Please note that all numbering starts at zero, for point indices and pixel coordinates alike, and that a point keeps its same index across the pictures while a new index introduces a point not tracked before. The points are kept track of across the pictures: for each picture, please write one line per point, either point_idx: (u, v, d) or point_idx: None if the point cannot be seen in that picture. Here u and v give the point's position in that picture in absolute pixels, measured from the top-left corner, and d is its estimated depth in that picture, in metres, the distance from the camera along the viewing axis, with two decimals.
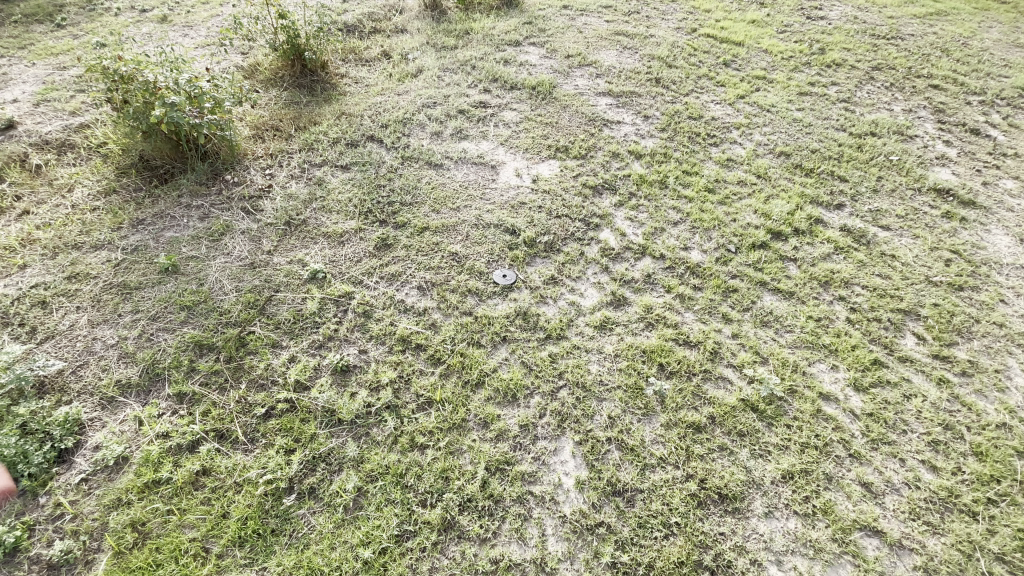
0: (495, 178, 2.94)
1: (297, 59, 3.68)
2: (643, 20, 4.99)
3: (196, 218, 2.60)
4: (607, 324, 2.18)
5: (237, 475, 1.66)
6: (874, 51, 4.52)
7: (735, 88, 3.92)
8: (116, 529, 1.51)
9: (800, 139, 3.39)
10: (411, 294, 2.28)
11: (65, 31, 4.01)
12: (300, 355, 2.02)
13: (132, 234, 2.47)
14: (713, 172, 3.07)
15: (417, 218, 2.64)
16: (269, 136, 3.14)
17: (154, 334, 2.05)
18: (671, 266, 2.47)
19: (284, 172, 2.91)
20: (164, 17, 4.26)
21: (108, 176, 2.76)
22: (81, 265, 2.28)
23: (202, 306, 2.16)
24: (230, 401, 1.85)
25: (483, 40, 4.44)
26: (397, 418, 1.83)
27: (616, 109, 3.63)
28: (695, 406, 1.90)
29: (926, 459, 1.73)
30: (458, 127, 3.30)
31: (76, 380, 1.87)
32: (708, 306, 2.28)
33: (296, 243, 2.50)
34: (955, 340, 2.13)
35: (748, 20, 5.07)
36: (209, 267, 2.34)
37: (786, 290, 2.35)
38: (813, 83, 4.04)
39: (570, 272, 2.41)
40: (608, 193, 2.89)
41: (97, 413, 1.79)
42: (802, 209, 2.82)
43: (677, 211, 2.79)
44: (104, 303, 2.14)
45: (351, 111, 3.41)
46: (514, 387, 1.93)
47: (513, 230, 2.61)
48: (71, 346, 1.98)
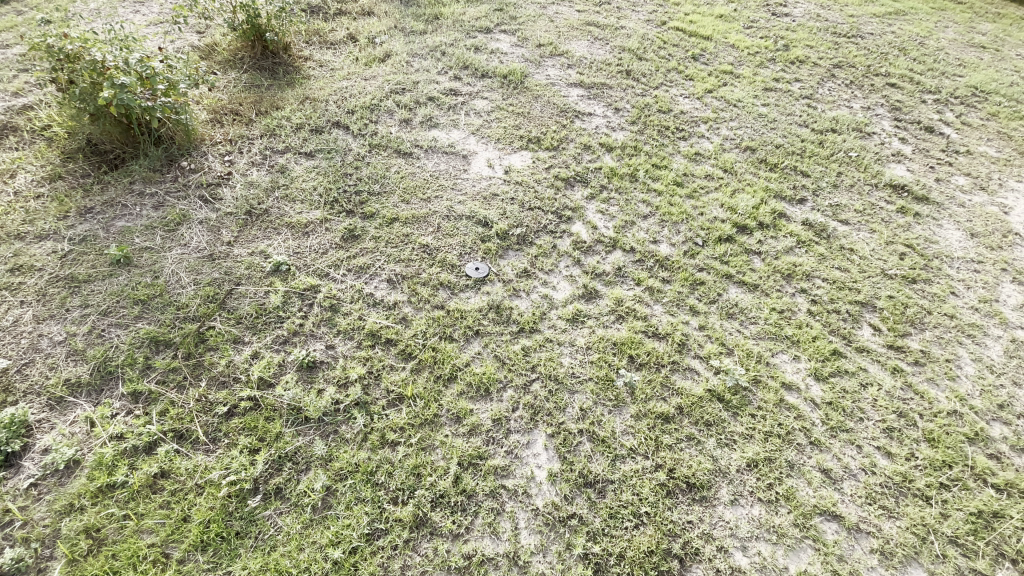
0: (466, 168, 2.89)
1: (258, 40, 3.51)
2: (614, 11, 4.99)
3: (150, 207, 2.46)
4: (579, 317, 2.19)
5: (198, 476, 1.59)
6: (835, 49, 4.66)
7: (703, 82, 3.98)
8: (68, 537, 1.43)
9: (765, 134, 3.47)
10: (380, 288, 2.23)
11: (0, 3, 3.71)
12: (263, 350, 1.95)
13: (79, 223, 2.32)
14: (682, 166, 3.11)
15: (386, 209, 2.58)
16: (228, 120, 3.00)
17: (107, 329, 1.94)
18: (641, 259, 2.50)
19: (245, 159, 2.78)
20: None
21: (53, 161, 2.58)
22: (24, 256, 2.13)
23: (158, 300, 2.06)
24: (190, 399, 1.78)
25: (453, 25, 4.34)
26: (367, 414, 1.80)
27: (588, 100, 3.63)
28: (664, 397, 1.94)
29: (881, 445, 1.82)
30: (428, 115, 3.23)
31: (21, 379, 1.75)
32: (677, 298, 2.32)
33: (258, 233, 2.40)
34: (908, 331, 2.24)
35: (716, 15, 5.14)
36: (165, 258, 2.22)
37: (752, 282, 2.41)
38: (778, 79, 4.13)
39: (542, 264, 2.40)
40: (579, 185, 2.89)
41: (45, 415, 1.68)
42: (766, 203, 2.90)
43: (647, 204, 2.82)
44: (51, 297, 2.00)
45: (316, 96, 3.29)
46: (486, 381, 1.92)
47: (485, 222, 2.58)
48: (15, 342, 1.85)
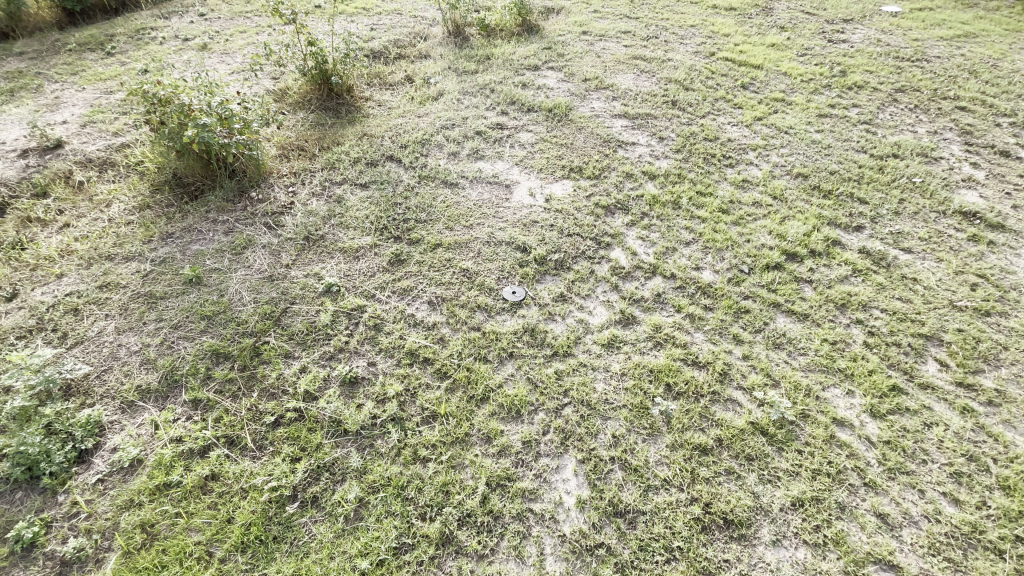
0: (508, 197, 2.99)
1: (324, 83, 3.85)
2: (661, 45, 5.07)
3: (221, 232, 2.71)
4: (615, 343, 2.18)
5: (244, 481, 1.70)
6: (897, 74, 4.47)
7: (753, 110, 3.93)
8: (127, 529, 1.57)
9: (818, 160, 3.36)
10: (421, 309, 2.32)
11: (113, 58, 4.33)
12: (311, 365, 2.07)
13: (161, 246, 2.60)
14: (728, 193, 3.06)
15: (431, 235, 2.70)
16: (295, 155, 3.28)
17: (175, 342, 2.13)
18: (681, 286, 2.46)
19: (306, 190, 3.02)
20: (204, 45, 4.55)
21: (144, 192, 2.94)
22: (112, 275, 2.41)
23: (221, 316, 2.24)
24: (243, 408, 1.91)
25: (503, 64, 4.57)
26: (402, 430, 1.85)
27: (632, 130, 3.67)
28: (702, 427, 1.86)
29: (946, 490, 1.66)
30: (475, 148, 3.39)
31: (100, 384, 1.96)
32: (719, 326, 2.25)
33: (313, 257, 2.57)
34: (980, 368, 2.05)
35: (768, 44, 5.09)
36: (230, 278, 2.43)
37: (801, 312, 2.31)
38: (833, 105, 4.01)
39: (579, 290, 2.42)
40: (620, 212, 2.91)
41: (117, 416, 1.87)
42: (819, 230, 2.78)
43: (690, 230, 2.78)
44: (130, 311, 2.24)
45: (373, 132, 3.54)
46: (518, 403, 1.93)
47: (524, 247, 2.64)
48: (98, 351, 2.08)
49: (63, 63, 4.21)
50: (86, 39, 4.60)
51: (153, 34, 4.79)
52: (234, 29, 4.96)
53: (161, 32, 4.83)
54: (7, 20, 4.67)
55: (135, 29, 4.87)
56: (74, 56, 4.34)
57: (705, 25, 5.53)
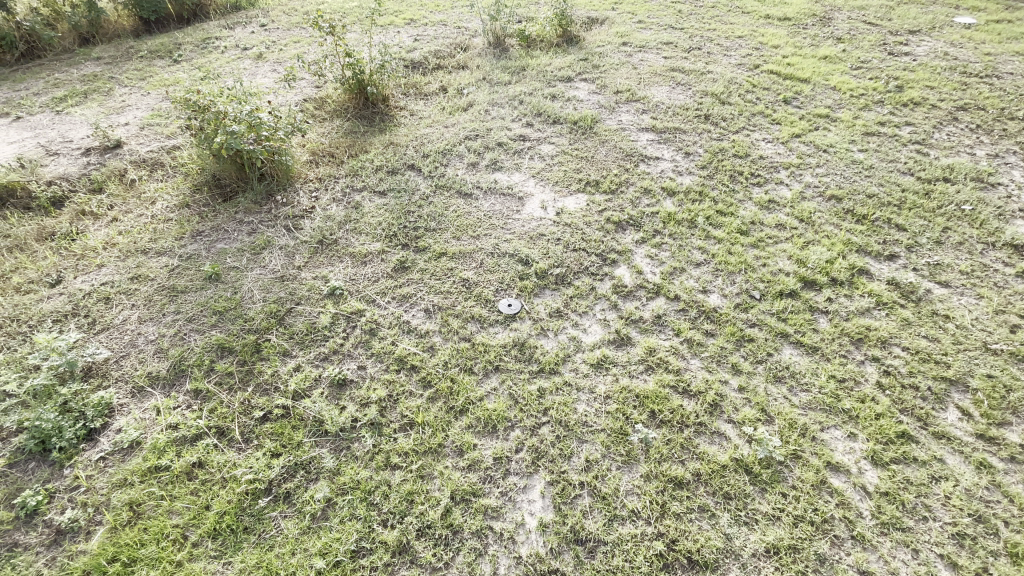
0: (520, 209, 2.99)
1: (360, 93, 4.01)
2: (703, 56, 4.91)
3: (245, 232, 2.88)
4: (604, 363, 2.13)
5: (226, 471, 1.79)
6: (962, 90, 4.11)
7: (792, 126, 3.73)
8: (117, 506, 1.69)
9: (857, 182, 3.14)
10: (417, 316, 2.36)
11: (178, 65, 4.71)
12: (305, 364, 2.15)
13: (190, 243, 2.79)
14: (750, 214, 2.92)
15: (437, 244, 2.74)
16: (323, 161, 3.43)
17: (188, 333, 2.28)
18: (685, 308, 2.36)
19: (328, 195, 3.15)
20: (260, 54, 4.86)
21: (184, 192, 3.18)
22: (143, 268, 2.62)
23: (231, 311, 2.38)
24: (236, 401, 2.01)
25: (537, 75, 4.59)
26: (379, 435, 1.89)
27: (657, 144, 3.58)
28: (682, 459, 1.78)
29: (944, 553, 1.50)
30: (494, 159, 3.42)
31: (116, 368, 2.13)
32: (718, 353, 2.15)
33: (324, 260, 2.68)
34: (1007, 420, 1.85)
35: (820, 56, 4.82)
36: (246, 277, 2.57)
37: (810, 344, 2.17)
38: (883, 123, 3.74)
39: (576, 306, 2.38)
40: (632, 229, 2.84)
41: (127, 399, 2.03)
42: (844, 257, 2.60)
43: (703, 251, 2.67)
44: (153, 303, 2.42)
45: (399, 141, 3.64)
46: (496, 418, 1.92)
47: (527, 260, 2.63)
48: (120, 337, 2.26)
49: (134, 69, 4.63)
50: (157, 47, 5.04)
51: (216, 43, 5.17)
52: (289, 39, 5.26)
53: (223, 41, 5.21)
54: (91, 27, 5.19)
55: (201, 38, 5.28)
56: (144, 62, 4.75)
57: (754, 36, 5.31)
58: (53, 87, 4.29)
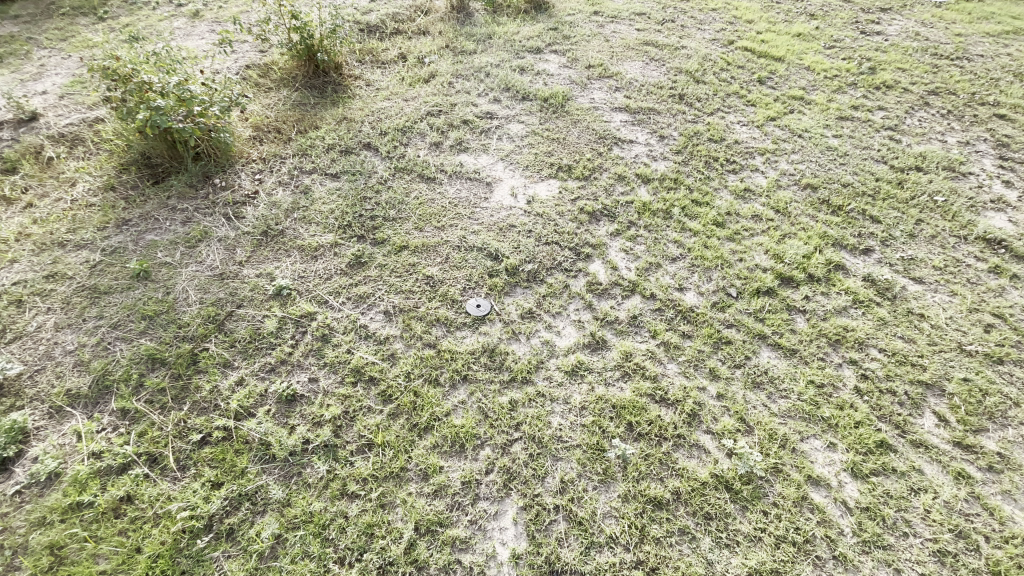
0: (488, 196, 2.78)
1: (310, 60, 3.62)
2: (677, 30, 4.71)
3: (178, 222, 2.56)
4: (579, 370, 2.00)
5: (159, 506, 1.57)
6: (934, 73, 4.10)
7: (767, 108, 3.62)
8: (33, 551, 1.46)
9: (832, 170, 3.07)
10: (376, 319, 2.16)
11: (101, 23, 4.15)
12: (248, 377, 1.93)
13: (114, 234, 2.46)
14: (727, 203, 2.81)
15: (398, 236, 2.52)
16: (269, 138, 3.09)
17: (112, 343, 1.99)
18: (661, 308, 2.25)
19: (274, 178, 2.84)
20: (196, 12, 4.32)
21: (110, 171, 2.78)
22: (61, 265, 2.28)
23: (163, 316, 2.10)
24: (170, 422, 1.77)
25: (504, 45, 4.28)
26: (333, 459, 1.71)
27: (631, 125, 3.41)
28: (660, 477, 1.69)
29: (926, 571, 1.48)
30: (459, 139, 3.16)
31: (31, 386, 1.84)
32: (695, 357, 2.06)
33: (269, 254, 2.41)
34: (984, 426, 1.84)
35: (793, 33, 4.70)
36: (179, 274, 2.28)
37: (788, 347, 2.10)
38: (856, 107, 3.68)
39: (549, 306, 2.23)
40: (605, 220, 2.69)
41: (44, 422, 1.75)
42: (821, 251, 2.54)
43: (679, 245, 2.56)
44: (72, 306, 2.11)
45: (354, 116, 3.32)
46: (463, 436, 1.77)
47: (496, 255, 2.45)
48: (34, 348, 1.96)
49: (53, 27, 4.04)
50: (80, 2, 4.40)
51: None
52: None
53: None
54: None
55: None
56: (66, 20, 4.15)
57: (728, 9, 5.13)
58: None
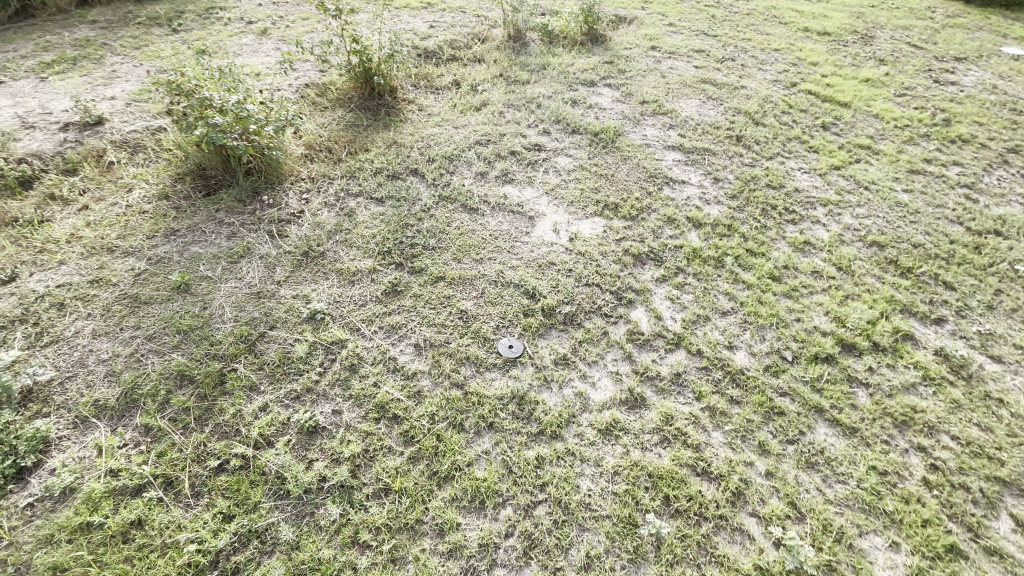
0: (530, 230, 2.71)
1: (367, 82, 3.69)
2: (736, 69, 4.59)
3: (224, 236, 2.60)
4: (614, 429, 1.87)
5: (167, 535, 1.53)
6: (1013, 130, 3.81)
7: (830, 156, 3.43)
8: (36, 571, 1.44)
9: (901, 227, 2.85)
10: (405, 352, 2.10)
11: (177, 36, 4.38)
12: (273, 404, 1.89)
13: (162, 244, 2.51)
14: (783, 256, 2.64)
15: (435, 265, 2.47)
16: (320, 158, 3.14)
17: (145, 355, 2.01)
18: (707, 367, 2.10)
19: (320, 199, 2.87)
20: (264, 30, 4.52)
21: (166, 181, 2.88)
22: (107, 270, 2.34)
23: (197, 331, 2.11)
24: (190, 445, 1.75)
25: (557, 76, 4.27)
26: (347, 502, 1.64)
27: (684, 166, 3.29)
28: (697, 562, 1.53)
29: None
30: (505, 169, 3.12)
31: (60, 393, 1.86)
32: (742, 427, 1.89)
33: (307, 275, 2.41)
34: None
35: (861, 78, 4.49)
36: (219, 290, 2.30)
37: (848, 424, 1.90)
38: (929, 160, 3.44)
39: (585, 354, 2.12)
40: (651, 264, 2.56)
41: (67, 432, 1.76)
42: (887, 317, 2.33)
43: (730, 298, 2.40)
44: (111, 314, 2.15)
45: (404, 140, 3.34)
46: (484, 491, 1.67)
47: (533, 293, 2.35)
48: (68, 354, 1.99)
49: (130, 36, 4.30)
50: (157, 14, 4.68)
51: (220, 14, 4.82)
52: (299, 15, 4.91)
53: (228, 13, 4.86)
54: None
55: (205, 8, 4.92)
56: (141, 31, 4.41)
57: (791, 50, 4.97)
58: (41, 51, 3.95)
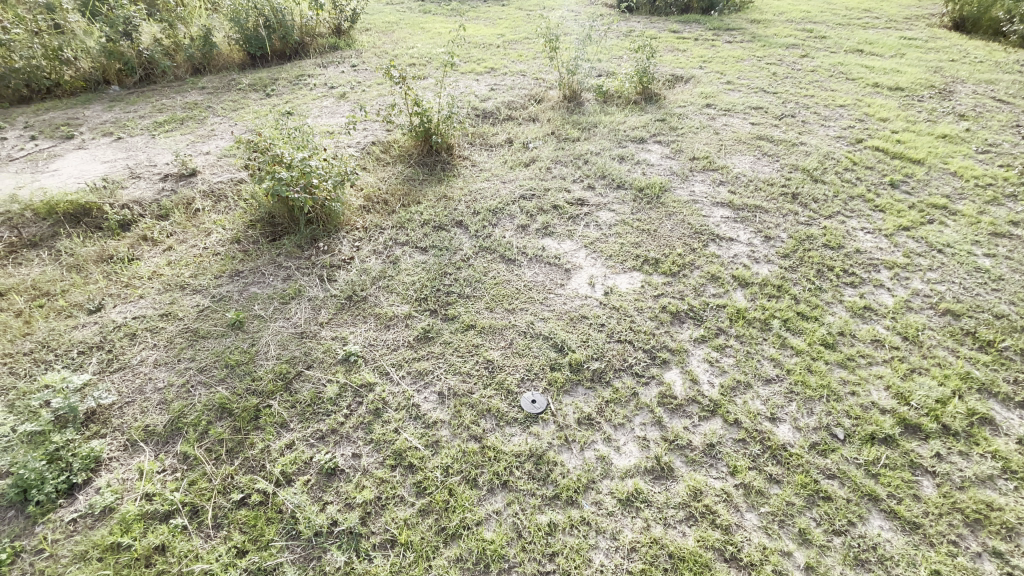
0: (565, 283, 2.71)
1: (425, 140, 3.95)
2: (796, 125, 4.47)
3: (279, 278, 2.81)
4: (635, 500, 1.76)
5: (184, 564, 1.60)
6: None
7: (899, 216, 3.20)
8: None
9: (981, 296, 2.58)
10: (429, 400, 2.12)
11: (268, 99, 4.96)
12: (298, 442, 1.96)
13: (226, 283, 2.76)
14: (839, 321, 2.44)
15: (468, 314, 2.51)
16: (375, 209, 3.36)
17: (194, 386, 2.17)
18: (745, 439, 1.94)
19: (370, 246, 3.05)
20: (343, 95, 5.02)
21: (238, 226, 3.18)
22: (176, 306, 2.59)
23: (242, 367, 2.25)
24: (219, 476, 1.84)
25: (608, 133, 4.36)
26: (354, 550, 1.63)
27: (733, 223, 3.19)
28: None
29: None
30: (546, 223, 3.18)
31: (118, 416, 2.04)
32: (780, 510, 1.71)
33: (348, 318, 2.53)
34: None
35: (937, 134, 4.23)
36: (267, 328, 2.46)
37: (908, 518, 1.68)
38: (1017, 223, 3.13)
39: (610, 415, 2.03)
40: (690, 323, 2.46)
41: (117, 453, 1.91)
42: (960, 397, 2.07)
43: (775, 363, 2.24)
44: (173, 346, 2.35)
45: (453, 194, 3.51)
46: (491, 554, 1.61)
47: (562, 347, 2.33)
48: (131, 380, 2.19)
49: (230, 100, 4.92)
50: (256, 81, 5.35)
51: (308, 81, 5.42)
52: (374, 80, 5.42)
53: (315, 79, 5.46)
54: (203, 59, 5.56)
55: (296, 75, 5.55)
56: (240, 95, 5.04)
57: (858, 106, 4.79)
58: (157, 112, 4.61)
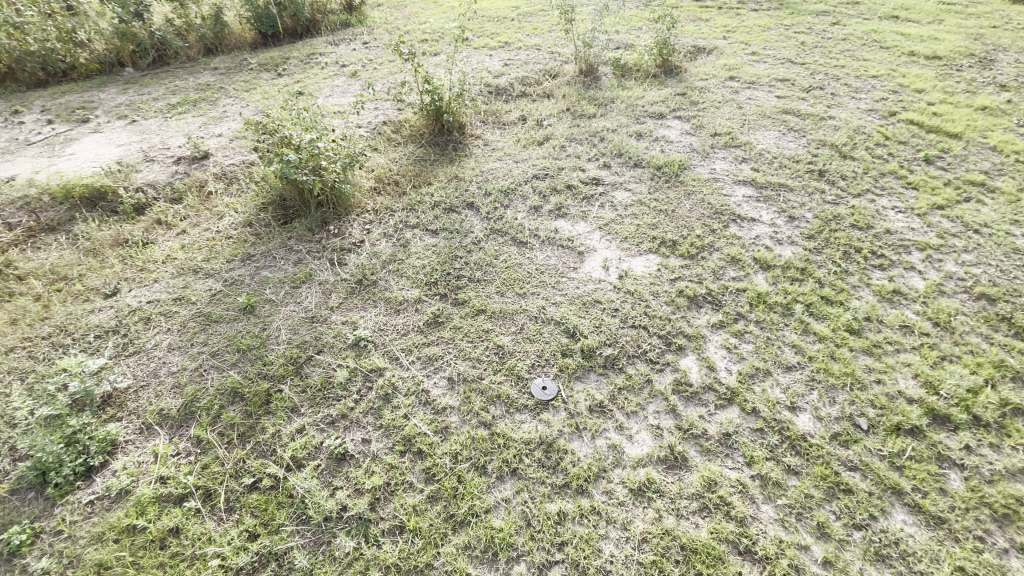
0: (578, 266, 2.64)
1: (436, 119, 3.86)
2: (825, 98, 4.25)
3: (290, 262, 2.80)
4: (647, 490, 1.72)
5: (198, 546, 1.62)
6: None
7: (933, 194, 3.03)
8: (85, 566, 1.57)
9: (1019, 279, 2.43)
10: (439, 385, 2.10)
11: (279, 79, 4.91)
12: (308, 427, 1.96)
13: (238, 267, 2.76)
14: (865, 306, 2.33)
15: (478, 298, 2.47)
16: (386, 190, 3.32)
17: (207, 370, 2.18)
18: (763, 429, 1.88)
19: (380, 229, 3.01)
20: (354, 73, 4.93)
21: (250, 209, 3.17)
22: (189, 290, 2.60)
23: (254, 351, 2.26)
24: (231, 460, 1.85)
25: (625, 109, 4.20)
26: (363, 536, 1.64)
27: (755, 202, 3.06)
28: None
29: None
30: (559, 203, 3.10)
31: (134, 400, 2.07)
32: (798, 502, 1.66)
33: (358, 302, 2.51)
34: None
35: (977, 106, 3.97)
36: (278, 313, 2.46)
37: (933, 513, 1.61)
38: None
39: (623, 402, 1.99)
40: (708, 307, 2.38)
41: (133, 437, 1.94)
42: (994, 387, 1.97)
43: (797, 350, 2.16)
44: (186, 330, 2.37)
45: (465, 174, 3.44)
46: (499, 542, 1.60)
47: (574, 332, 2.27)
48: (145, 364, 2.21)
49: (242, 80, 4.88)
50: (267, 61, 5.28)
51: (319, 59, 5.34)
52: (386, 58, 5.31)
53: (326, 58, 5.37)
54: (215, 38, 5.51)
55: (307, 54, 5.47)
56: (252, 75, 4.99)
57: (892, 76, 4.52)
58: (170, 94, 4.59)
